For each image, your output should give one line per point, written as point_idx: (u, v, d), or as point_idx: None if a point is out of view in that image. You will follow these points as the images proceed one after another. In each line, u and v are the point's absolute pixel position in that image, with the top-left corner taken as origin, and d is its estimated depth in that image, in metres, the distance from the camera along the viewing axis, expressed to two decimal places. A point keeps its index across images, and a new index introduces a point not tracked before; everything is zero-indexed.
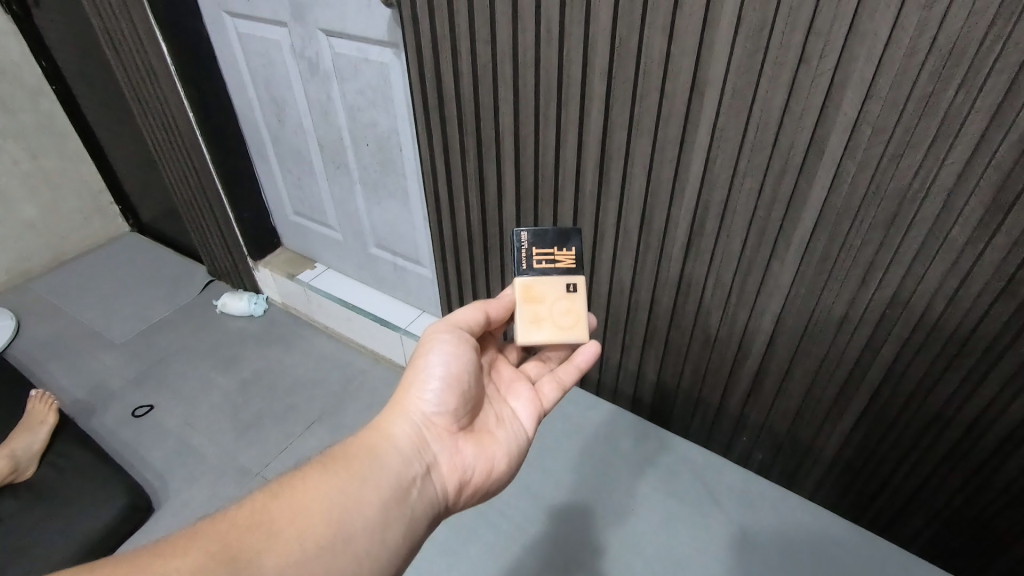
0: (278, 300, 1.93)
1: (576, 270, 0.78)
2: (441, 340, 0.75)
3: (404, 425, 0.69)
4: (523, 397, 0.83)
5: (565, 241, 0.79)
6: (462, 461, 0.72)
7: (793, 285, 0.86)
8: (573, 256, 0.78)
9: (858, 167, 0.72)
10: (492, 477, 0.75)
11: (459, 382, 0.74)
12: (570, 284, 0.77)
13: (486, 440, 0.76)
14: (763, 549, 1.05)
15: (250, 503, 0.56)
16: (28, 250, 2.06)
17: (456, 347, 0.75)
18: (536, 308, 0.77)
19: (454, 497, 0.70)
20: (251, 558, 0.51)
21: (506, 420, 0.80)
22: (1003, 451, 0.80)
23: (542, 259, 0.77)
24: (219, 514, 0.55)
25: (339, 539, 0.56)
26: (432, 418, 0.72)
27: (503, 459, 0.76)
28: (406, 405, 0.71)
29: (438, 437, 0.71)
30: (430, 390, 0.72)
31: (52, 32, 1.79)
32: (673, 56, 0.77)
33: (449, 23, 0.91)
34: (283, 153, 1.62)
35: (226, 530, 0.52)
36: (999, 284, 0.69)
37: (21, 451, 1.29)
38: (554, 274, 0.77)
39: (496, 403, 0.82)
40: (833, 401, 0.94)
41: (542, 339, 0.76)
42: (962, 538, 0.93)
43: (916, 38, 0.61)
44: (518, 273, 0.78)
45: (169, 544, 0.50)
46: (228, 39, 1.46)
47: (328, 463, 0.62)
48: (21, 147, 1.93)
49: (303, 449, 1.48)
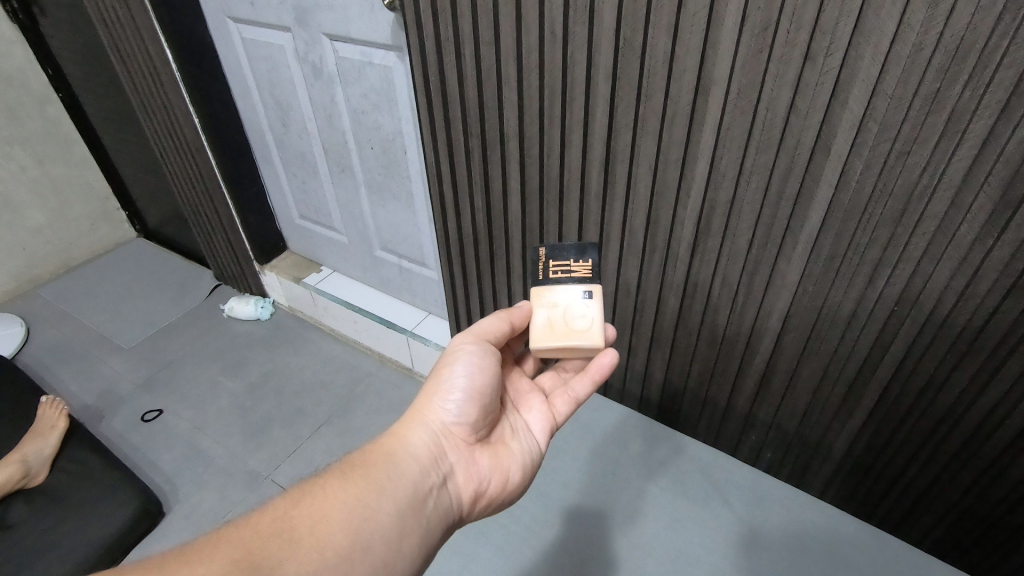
0: (284, 304, 1.94)
1: (593, 279, 0.78)
2: (465, 351, 0.76)
3: (423, 434, 0.70)
4: (536, 411, 0.84)
5: (582, 254, 0.80)
6: (478, 472, 0.72)
7: (800, 283, 0.86)
8: (589, 267, 0.79)
9: (865, 166, 0.71)
10: (507, 489, 0.75)
11: (481, 394, 0.74)
12: (587, 291, 0.77)
13: (501, 452, 0.76)
14: (773, 548, 1.05)
15: (272, 510, 0.56)
16: (36, 257, 2.08)
17: (480, 358, 0.76)
18: (550, 313, 0.76)
19: (468, 508, 0.70)
20: (273, 565, 0.51)
21: (520, 432, 0.81)
22: (1014, 449, 0.79)
23: (559, 269, 0.79)
24: (241, 520, 0.55)
25: (357, 547, 0.56)
26: (451, 427, 0.72)
27: (518, 471, 0.76)
28: (426, 414, 0.72)
29: (456, 447, 0.72)
30: (452, 400, 0.73)
31: (58, 41, 1.81)
32: (677, 58, 0.77)
33: (453, 26, 0.91)
34: (288, 157, 1.62)
35: (248, 538, 0.53)
36: (1008, 282, 0.69)
37: (33, 456, 1.31)
38: (570, 283, 0.78)
39: (511, 415, 0.82)
40: (842, 399, 0.94)
41: (554, 344, 0.75)
42: (974, 535, 0.92)
43: (923, 34, 0.61)
44: (535, 283, 0.79)
45: (193, 550, 0.50)
46: (232, 44, 1.46)
47: (348, 470, 0.63)
48: (28, 154, 1.94)
49: (312, 451, 1.49)
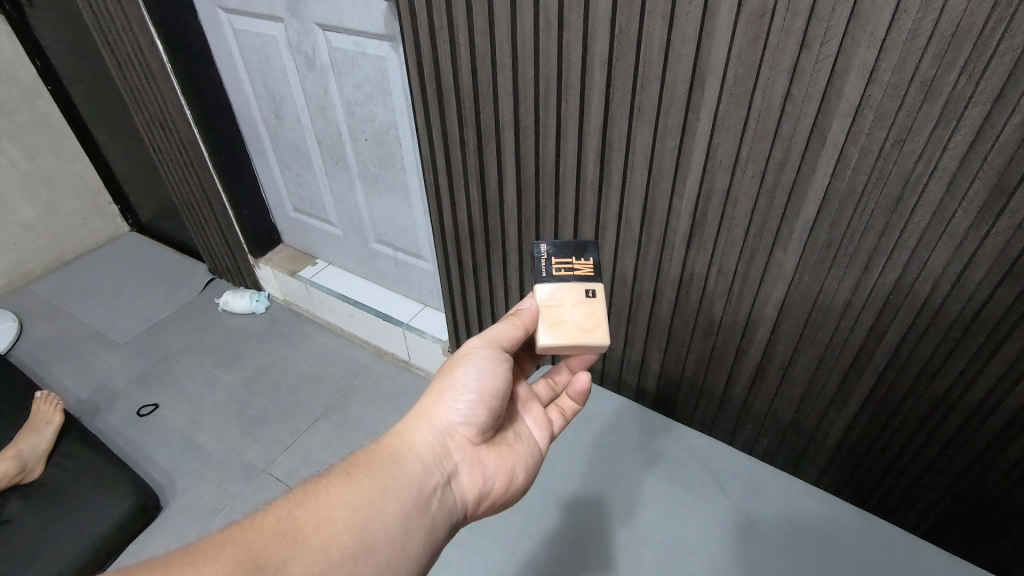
0: (280, 297, 1.94)
1: (595, 278, 0.77)
2: (477, 354, 0.73)
3: (428, 433, 0.69)
4: (537, 417, 0.83)
5: (583, 252, 0.79)
6: (483, 472, 0.72)
7: (796, 272, 0.86)
8: (591, 265, 0.78)
9: (860, 153, 0.71)
10: (510, 489, 0.75)
11: (490, 397, 0.72)
12: (589, 289, 0.76)
13: (505, 453, 0.76)
14: (769, 534, 1.06)
15: (275, 510, 0.57)
16: (28, 252, 2.06)
17: (493, 363, 0.73)
18: (556, 312, 0.74)
19: (472, 507, 0.71)
20: (277, 566, 0.51)
21: (523, 435, 0.80)
22: (1007, 435, 0.80)
23: (561, 267, 0.77)
24: (244, 521, 0.55)
25: (361, 548, 0.56)
26: (457, 428, 0.72)
27: (523, 473, 0.76)
28: (432, 413, 0.71)
29: (461, 447, 0.71)
30: (459, 402, 0.71)
31: (46, 33, 1.78)
32: (673, 46, 0.76)
33: (447, 15, 0.90)
34: (281, 149, 1.61)
35: (252, 538, 0.53)
36: (1001, 269, 0.70)
37: (28, 452, 1.30)
38: (573, 281, 0.77)
39: (514, 417, 0.81)
40: (837, 387, 0.94)
41: (561, 341, 0.72)
42: (967, 520, 0.93)
43: (918, 21, 0.61)
44: (539, 281, 0.77)
45: (198, 550, 0.51)
46: (224, 35, 1.45)
47: (352, 469, 0.63)
48: (18, 148, 1.92)
49: (309, 444, 1.49)
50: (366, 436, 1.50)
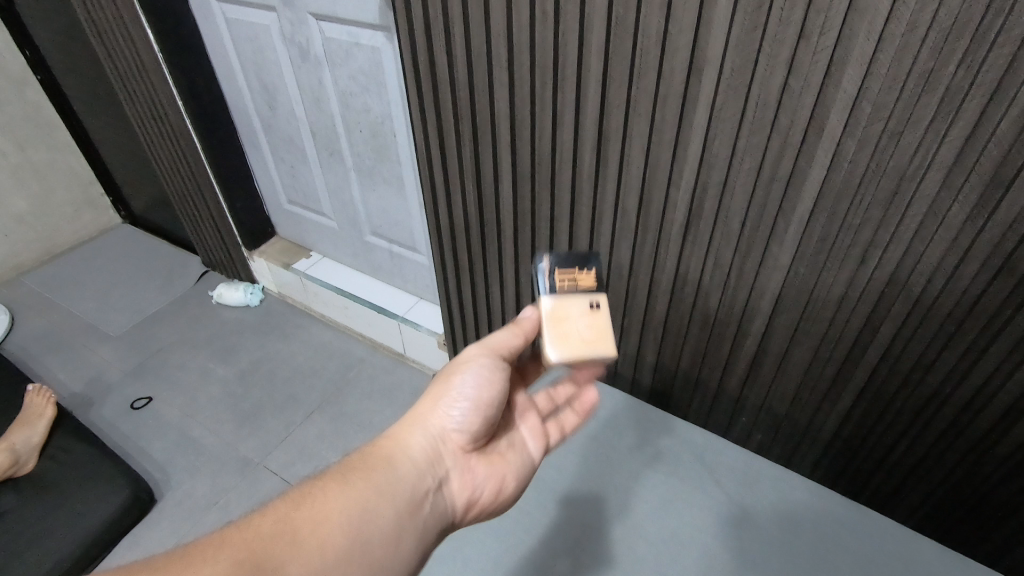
0: (274, 290, 1.93)
1: (598, 289, 0.73)
2: (476, 362, 0.72)
3: (423, 438, 0.69)
4: (531, 426, 0.82)
5: (585, 263, 0.75)
6: (474, 480, 0.72)
7: (792, 264, 0.86)
8: (593, 277, 0.73)
9: (858, 146, 0.71)
10: (499, 498, 0.75)
11: (486, 407, 0.72)
12: (593, 301, 0.72)
13: (496, 462, 0.76)
14: (763, 528, 1.06)
15: (273, 510, 0.56)
16: (19, 244, 2.04)
17: (491, 372, 0.72)
18: (561, 326, 0.70)
19: (462, 513, 0.71)
20: (276, 564, 0.51)
21: (516, 446, 0.79)
22: (1002, 427, 0.81)
23: (563, 279, 0.73)
24: (243, 518, 0.55)
25: (357, 550, 0.56)
26: (451, 434, 0.71)
27: (512, 482, 0.76)
28: (427, 418, 0.71)
29: (454, 454, 0.71)
30: (455, 409, 0.71)
31: (35, 21, 1.75)
32: (671, 36, 0.75)
33: (442, 4, 0.89)
34: (275, 141, 1.60)
35: (251, 538, 0.53)
36: (997, 262, 0.70)
37: (21, 445, 1.30)
38: (576, 292, 0.73)
39: (508, 425, 0.81)
40: (832, 379, 0.94)
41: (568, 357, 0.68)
42: (961, 512, 0.94)
43: (918, 12, 0.60)
44: (540, 295, 0.72)
45: (197, 550, 0.50)
46: (216, 25, 1.43)
47: (347, 471, 0.63)
48: (8, 139, 1.90)
49: (304, 437, 1.50)
50: (361, 428, 1.52)
